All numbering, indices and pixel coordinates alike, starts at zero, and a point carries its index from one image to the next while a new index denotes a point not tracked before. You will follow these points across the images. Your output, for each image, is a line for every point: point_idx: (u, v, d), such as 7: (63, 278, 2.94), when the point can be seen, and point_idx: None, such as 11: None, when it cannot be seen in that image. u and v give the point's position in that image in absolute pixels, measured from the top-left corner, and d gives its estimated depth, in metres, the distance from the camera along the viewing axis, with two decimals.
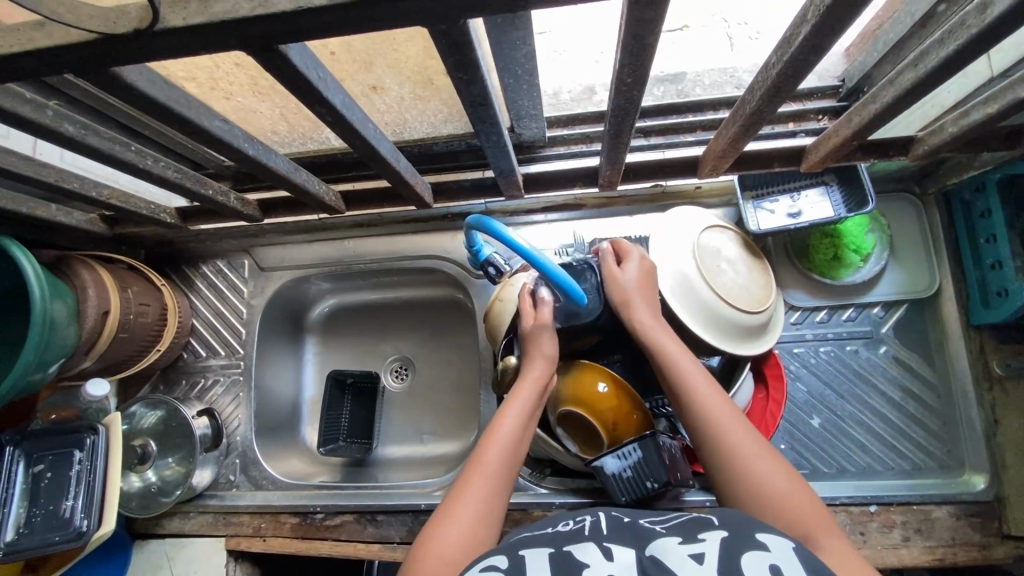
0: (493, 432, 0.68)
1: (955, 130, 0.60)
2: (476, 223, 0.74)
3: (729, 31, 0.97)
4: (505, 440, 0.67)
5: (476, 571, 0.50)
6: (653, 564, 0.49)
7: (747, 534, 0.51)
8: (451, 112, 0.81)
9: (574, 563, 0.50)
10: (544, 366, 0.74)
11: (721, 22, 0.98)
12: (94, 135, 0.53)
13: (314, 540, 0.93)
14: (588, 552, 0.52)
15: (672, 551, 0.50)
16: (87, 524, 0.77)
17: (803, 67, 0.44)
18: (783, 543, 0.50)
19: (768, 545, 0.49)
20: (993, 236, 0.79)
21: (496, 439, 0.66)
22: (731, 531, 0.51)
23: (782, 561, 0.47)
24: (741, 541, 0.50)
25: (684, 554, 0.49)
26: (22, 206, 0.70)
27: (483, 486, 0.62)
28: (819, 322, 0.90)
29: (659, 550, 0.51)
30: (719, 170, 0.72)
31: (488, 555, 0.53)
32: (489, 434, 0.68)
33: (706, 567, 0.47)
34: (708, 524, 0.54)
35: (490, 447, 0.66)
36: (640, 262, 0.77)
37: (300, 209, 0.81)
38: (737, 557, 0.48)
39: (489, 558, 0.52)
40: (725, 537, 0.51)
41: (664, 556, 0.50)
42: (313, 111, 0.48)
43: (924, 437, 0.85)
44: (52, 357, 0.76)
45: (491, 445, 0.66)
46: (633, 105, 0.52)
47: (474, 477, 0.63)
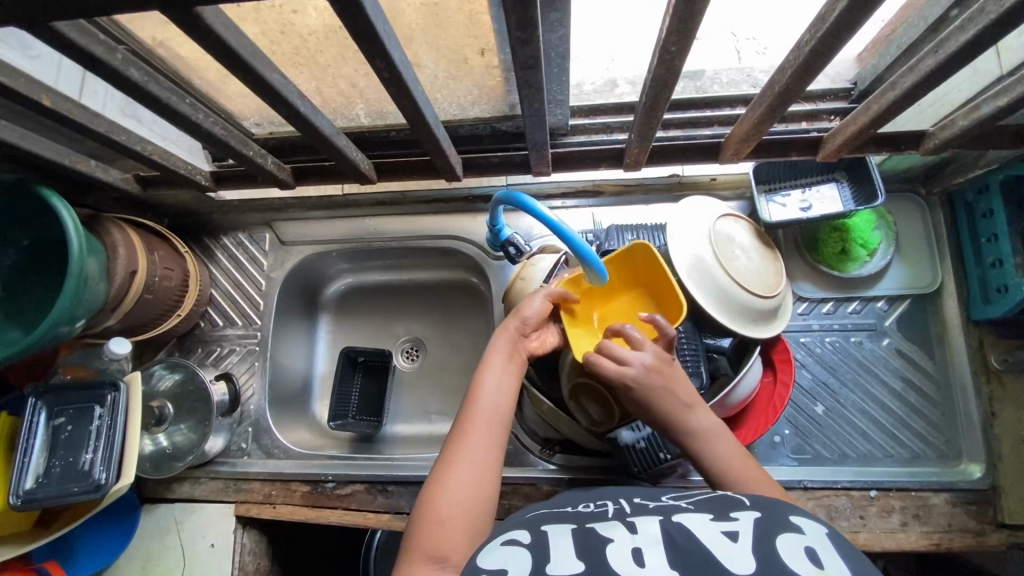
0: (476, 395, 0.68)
1: (966, 123, 0.64)
2: (505, 196, 0.77)
3: (739, 45, 0.96)
4: (489, 399, 0.67)
5: (499, 545, 0.54)
6: (681, 532, 0.52)
7: (780, 517, 0.53)
8: (481, 92, 0.84)
9: (599, 538, 0.53)
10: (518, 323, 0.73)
11: (730, 36, 0.97)
12: (155, 83, 0.55)
13: (324, 509, 0.94)
14: (615, 529, 0.55)
15: (704, 526, 0.53)
16: (106, 477, 0.78)
17: (834, 44, 0.47)
18: (815, 527, 0.53)
19: (802, 529, 0.52)
20: (995, 236, 0.83)
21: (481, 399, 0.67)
22: (763, 514, 0.54)
23: (815, 544, 0.50)
24: (775, 522, 0.52)
25: (717, 530, 0.52)
26: (64, 158, 0.72)
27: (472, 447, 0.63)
28: (826, 313, 0.93)
29: (689, 522, 0.54)
30: (739, 155, 0.75)
31: (506, 533, 0.57)
32: (472, 398, 0.68)
33: (739, 543, 0.50)
34: (738, 504, 0.56)
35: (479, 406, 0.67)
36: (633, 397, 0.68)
37: (331, 178, 0.83)
38: (770, 536, 0.50)
39: (509, 534, 0.56)
40: (757, 518, 0.53)
41: (694, 529, 0.53)
42: (372, 66, 0.51)
43: (924, 427, 0.88)
44: (82, 311, 0.78)
45: (477, 405, 0.67)
46: (672, 76, 0.56)
47: (462, 439, 0.64)
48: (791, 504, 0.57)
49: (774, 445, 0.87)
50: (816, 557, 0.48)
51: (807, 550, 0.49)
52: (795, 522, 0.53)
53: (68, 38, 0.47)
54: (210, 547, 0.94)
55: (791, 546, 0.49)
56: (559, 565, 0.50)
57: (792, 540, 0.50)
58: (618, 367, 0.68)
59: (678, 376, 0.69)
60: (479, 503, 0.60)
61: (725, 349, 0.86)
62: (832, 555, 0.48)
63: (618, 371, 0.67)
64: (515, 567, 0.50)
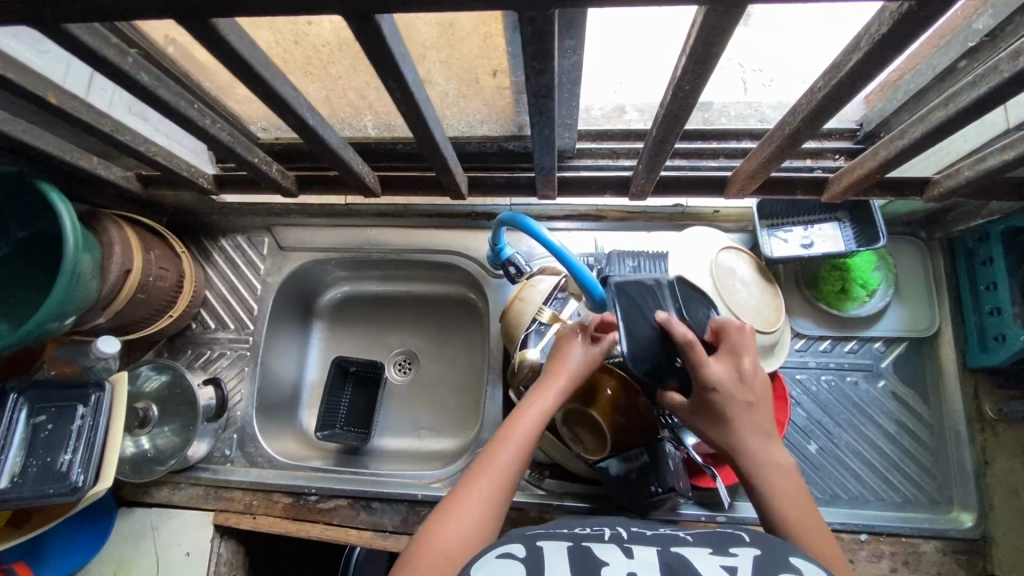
0: (505, 437, 0.66)
1: (969, 174, 0.64)
2: (509, 218, 0.77)
3: (745, 76, 0.97)
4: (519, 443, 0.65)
5: (493, 557, 0.52)
6: (678, 565, 0.51)
7: (779, 556, 0.52)
8: (489, 113, 0.85)
9: (594, 559, 0.52)
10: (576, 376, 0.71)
11: (737, 66, 0.98)
12: (165, 88, 0.55)
13: (306, 522, 0.92)
14: (610, 552, 0.54)
15: (702, 560, 0.52)
16: (84, 480, 0.76)
17: (847, 94, 0.48)
18: (816, 571, 0.50)
19: (802, 571, 0.50)
20: (994, 284, 0.84)
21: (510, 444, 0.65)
22: (764, 552, 0.52)
23: None
24: (777, 561, 0.51)
25: (716, 564, 0.51)
26: (67, 154, 0.72)
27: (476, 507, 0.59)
28: (823, 351, 0.92)
29: (686, 555, 0.53)
30: (746, 191, 0.75)
31: (504, 543, 0.54)
32: (493, 446, 0.65)
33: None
34: (739, 540, 0.55)
35: (506, 445, 0.65)
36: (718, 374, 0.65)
37: (335, 189, 0.83)
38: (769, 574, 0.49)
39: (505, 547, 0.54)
40: (757, 555, 0.52)
41: (691, 561, 0.51)
42: (385, 85, 0.51)
43: (918, 473, 0.87)
44: (72, 309, 0.77)
45: (502, 448, 0.64)
46: (685, 113, 0.56)
47: (470, 489, 0.61)
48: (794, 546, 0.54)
49: None
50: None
51: None
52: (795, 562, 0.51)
53: (82, 42, 0.47)
54: (185, 556, 0.92)
55: None
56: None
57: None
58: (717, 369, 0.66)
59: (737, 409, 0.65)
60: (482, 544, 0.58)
61: None
62: None
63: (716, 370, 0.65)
64: None
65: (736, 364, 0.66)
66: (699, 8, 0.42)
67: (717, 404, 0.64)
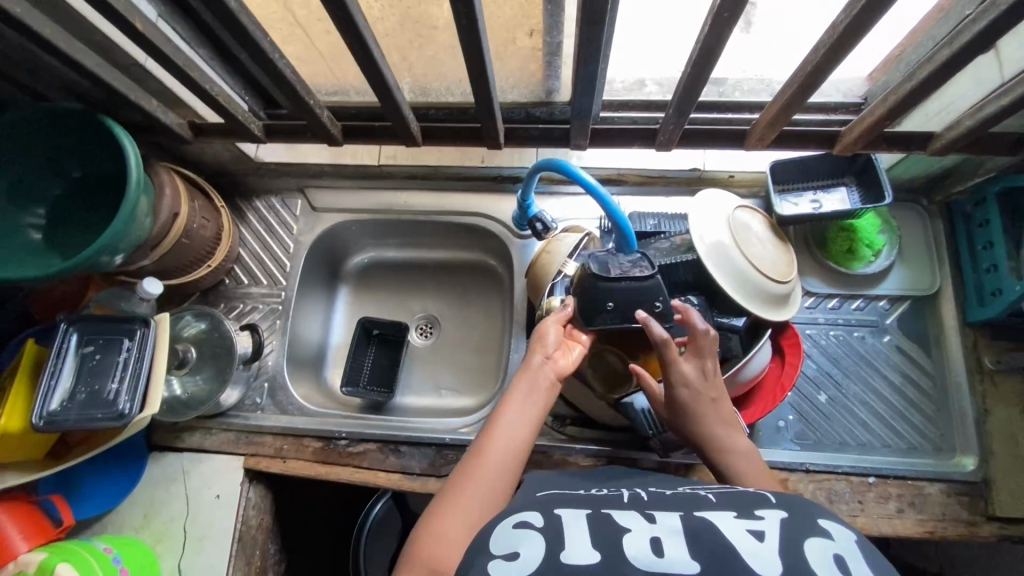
0: (492, 431, 0.70)
1: (969, 123, 0.71)
2: (546, 163, 0.83)
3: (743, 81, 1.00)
4: (505, 433, 0.69)
5: (511, 526, 0.57)
6: (706, 529, 0.54)
7: (807, 519, 0.55)
8: (523, 76, 0.91)
9: (616, 527, 0.56)
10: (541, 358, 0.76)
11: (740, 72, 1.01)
12: (245, 15, 0.60)
13: (335, 465, 0.95)
14: (633, 518, 0.57)
15: (730, 524, 0.55)
16: (130, 407, 0.79)
17: (866, 23, 0.54)
18: (841, 533, 0.55)
19: (830, 534, 0.54)
20: (991, 243, 0.89)
21: (498, 438, 0.68)
22: (791, 515, 0.56)
23: (842, 552, 0.52)
24: (804, 525, 0.54)
25: (743, 529, 0.54)
26: (132, 93, 0.77)
27: (487, 472, 0.66)
28: (831, 308, 0.98)
29: (712, 517, 0.56)
30: (764, 141, 0.81)
31: (519, 512, 0.59)
32: (497, 414, 0.72)
33: (766, 544, 0.52)
34: (764, 502, 0.58)
35: (506, 414, 0.71)
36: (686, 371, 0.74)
37: (378, 139, 0.88)
38: (798, 540, 0.53)
39: (520, 515, 0.58)
40: (784, 517, 0.55)
41: (719, 525, 0.55)
42: (453, 10, 0.56)
43: (921, 422, 0.92)
44: (125, 245, 0.81)
45: (503, 417, 0.71)
46: (720, 44, 0.65)
47: (479, 457, 0.67)
48: (822, 508, 0.59)
49: (778, 428, 0.91)
50: (843, 565, 0.50)
51: (835, 557, 0.51)
52: (823, 526, 0.55)
53: None
54: (215, 498, 0.95)
55: (820, 552, 0.51)
56: (573, 554, 0.52)
57: (822, 545, 0.52)
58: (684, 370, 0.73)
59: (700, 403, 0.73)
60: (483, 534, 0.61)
61: (739, 328, 0.87)
62: (860, 564, 0.50)
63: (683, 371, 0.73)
64: (528, 550, 0.53)
65: (699, 365, 0.74)
66: None
67: (685, 399, 0.73)
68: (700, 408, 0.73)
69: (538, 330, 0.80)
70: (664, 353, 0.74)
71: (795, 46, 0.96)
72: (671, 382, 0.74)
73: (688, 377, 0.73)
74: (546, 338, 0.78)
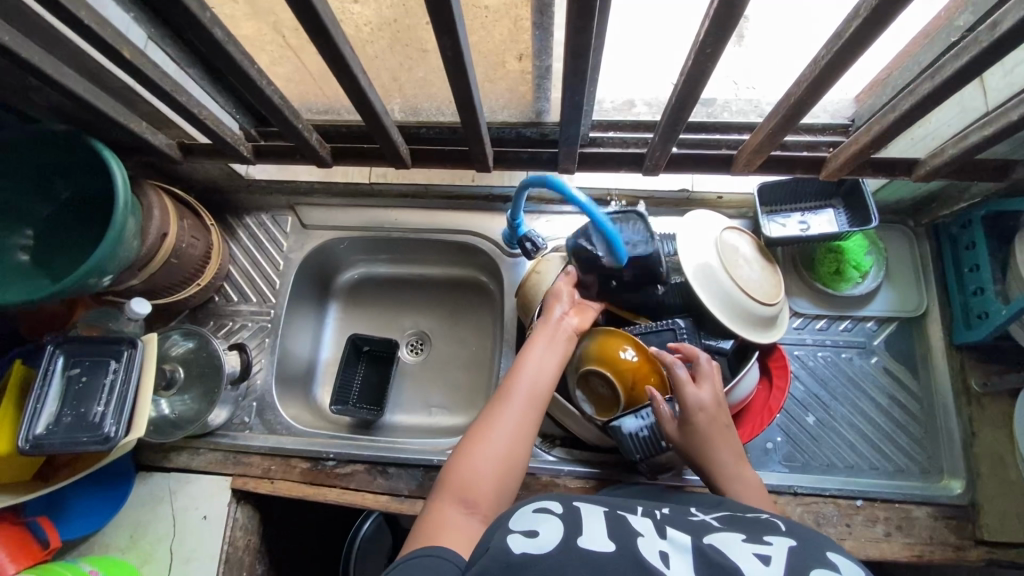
0: (515, 375, 0.76)
1: (954, 152, 0.71)
2: (536, 180, 0.83)
3: (739, 93, 0.96)
4: (526, 378, 0.75)
5: (531, 509, 0.60)
6: (712, 551, 0.54)
7: (817, 551, 0.53)
8: (511, 98, 0.92)
9: (629, 530, 0.57)
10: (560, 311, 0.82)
11: (732, 84, 0.97)
12: (233, 46, 0.60)
13: (323, 486, 0.94)
14: (645, 525, 0.59)
15: (736, 548, 0.54)
16: (115, 431, 0.79)
17: (848, 60, 0.54)
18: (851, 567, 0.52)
19: (840, 568, 0.51)
20: (977, 265, 0.90)
21: (522, 382, 0.74)
22: (800, 545, 0.54)
23: None
24: (813, 554, 0.53)
25: (749, 552, 0.53)
26: (121, 116, 0.76)
27: (513, 414, 0.72)
28: (819, 329, 0.98)
29: (720, 542, 0.55)
30: (752, 165, 0.82)
31: (539, 500, 0.63)
32: (522, 360, 0.77)
33: (771, 568, 0.51)
34: (775, 531, 0.58)
35: (529, 363, 0.77)
36: (701, 395, 0.76)
37: (367, 162, 0.88)
38: (804, 568, 0.51)
39: (541, 502, 0.62)
40: (792, 547, 0.54)
41: (725, 550, 0.54)
42: (439, 44, 0.56)
43: (909, 444, 0.92)
44: (113, 266, 0.80)
45: (525, 363, 0.77)
46: (703, 77, 0.63)
47: (506, 400, 0.73)
48: (834, 542, 0.56)
49: (766, 450, 0.91)
50: None
51: None
52: (833, 560, 0.53)
53: None
54: (203, 519, 0.94)
55: None
56: (591, 540, 0.55)
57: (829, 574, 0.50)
58: (698, 393, 0.76)
59: (715, 428, 0.76)
60: (507, 468, 0.68)
61: (726, 351, 0.88)
62: None
63: (697, 394, 0.76)
64: (546, 530, 0.56)
65: (712, 391, 0.77)
66: None
67: (702, 425, 0.75)
68: (715, 437, 0.75)
69: (551, 289, 0.86)
70: (675, 376, 0.77)
71: (781, 70, 0.96)
72: (687, 408, 0.76)
73: (703, 401, 0.76)
74: (561, 295, 0.85)
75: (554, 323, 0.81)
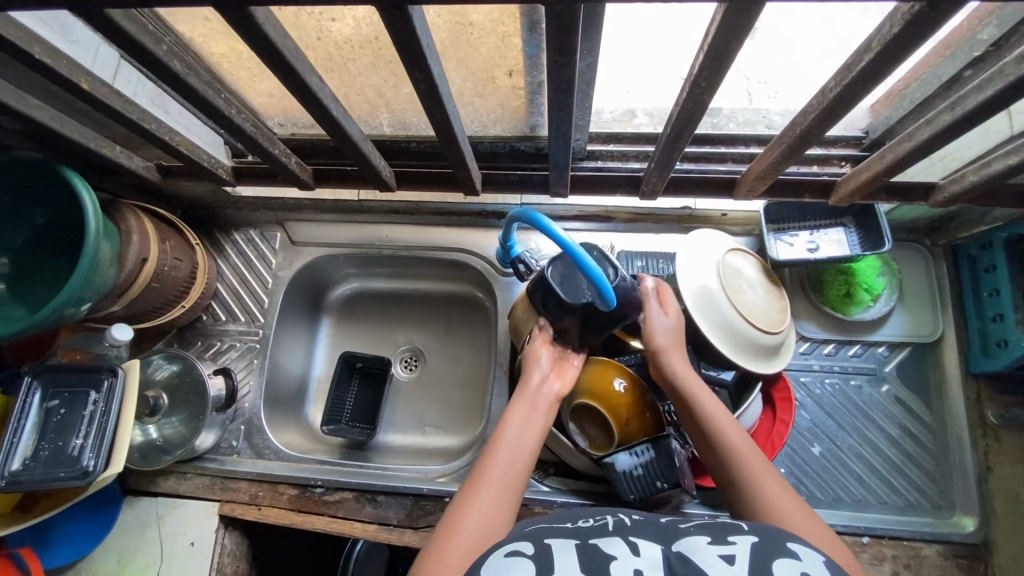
0: (495, 442, 0.69)
1: (974, 179, 0.66)
2: (520, 214, 0.78)
3: (750, 88, 0.91)
4: (502, 460, 0.67)
5: (502, 556, 0.54)
6: (681, 563, 0.51)
7: (777, 542, 0.53)
8: (503, 113, 0.87)
9: (602, 555, 0.53)
10: (538, 381, 0.76)
11: (741, 77, 0.91)
12: (195, 76, 0.56)
13: (311, 514, 0.92)
14: (616, 546, 0.54)
15: (703, 551, 0.52)
16: (94, 465, 0.76)
17: (857, 94, 0.50)
18: (809, 553, 0.53)
19: (798, 555, 0.52)
20: (997, 290, 0.85)
21: (502, 450, 0.68)
22: (761, 539, 0.54)
23: (810, 570, 0.50)
24: (773, 547, 0.53)
25: (714, 553, 0.52)
26: (91, 142, 0.73)
27: (496, 486, 0.64)
28: (826, 355, 0.94)
29: (688, 549, 0.53)
30: (755, 191, 0.77)
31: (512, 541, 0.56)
32: (501, 427, 0.71)
33: (736, 568, 0.50)
34: (736, 527, 0.56)
35: (509, 430, 0.70)
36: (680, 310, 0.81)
37: (351, 183, 0.85)
38: (767, 563, 0.50)
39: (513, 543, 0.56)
40: (755, 542, 0.53)
41: (693, 556, 0.52)
42: (411, 77, 0.53)
43: (920, 477, 0.87)
44: (90, 295, 0.77)
45: (507, 429, 0.70)
46: (700, 110, 0.58)
47: (486, 469, 0.66)
48: (788, 530, 0.57)
49: None
50: None
51: None
52: (792, 548, 0.53)
53: (120, 26, 0.48)
54: (190, 546, 0.92)
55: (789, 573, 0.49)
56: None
57: (790, 565, 0.50)
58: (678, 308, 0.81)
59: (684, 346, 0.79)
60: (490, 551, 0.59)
61: (726, 382, 0.86)
62: None
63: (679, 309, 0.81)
64: None
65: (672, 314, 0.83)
66: (718, 6, 0.43)
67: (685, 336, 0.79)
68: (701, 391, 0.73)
69: (529, 351, 0.80)
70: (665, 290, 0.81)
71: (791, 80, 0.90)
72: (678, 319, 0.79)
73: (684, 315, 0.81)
74: (540, 358, 0.79)
75: (531, 395, 0.75)
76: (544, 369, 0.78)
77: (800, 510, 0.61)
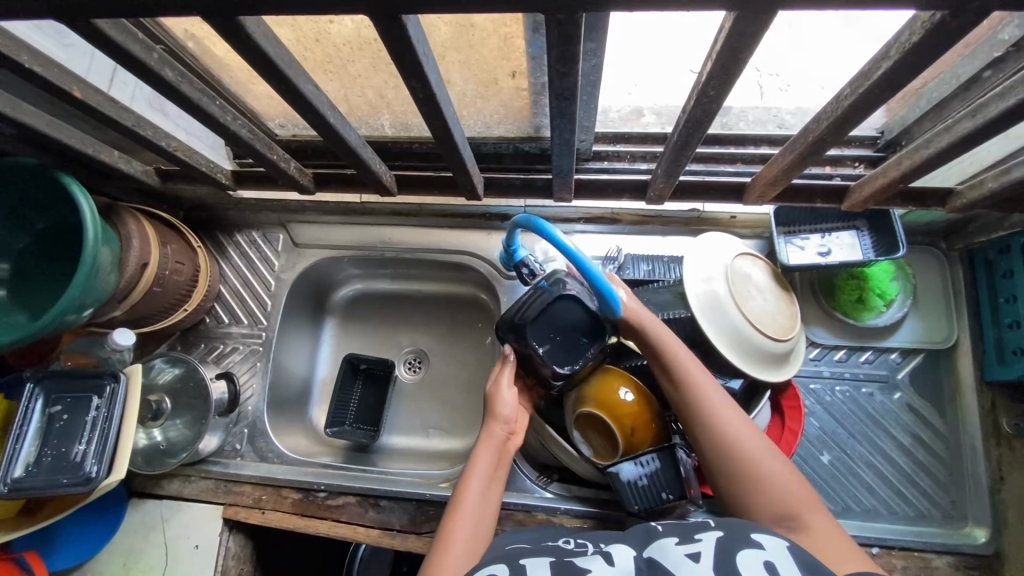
0: (467, 488, 0.69)
1: (993, 186, 0.63)
2: (524, 221, 0.77)
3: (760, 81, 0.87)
4: (469, 520, 0.66)
5: None
6: (651, 567, 0.53)
7: (742, 534, 0.54)
8: (506, 114, 0.85)
9: (576, 568, 0.54)
10: (504, 431, 0.76)
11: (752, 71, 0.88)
12: (188, 84, 0.55)
13: (314, 518, 0.92)
14: (591, 560, 0.55)
15: (670, 553, 0.53)
16: (97, 471, 0.76)
17: (873, 103, 0.47)
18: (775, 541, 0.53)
19: (762, 543, 0.52)
20: (1014, 297, 0.82)
21: (473, 498, 0.68)
22: (727, 533, 0.54)
23: (775, 559, 0.51)
24: (737, 539, 0.53)
25: (681, 554, 0.53)
26: (89, 148, 0.72)
27: (470, 536, 0.65)
28: (837, 361, 0.92)
29: (657, 552, 0.54)
30: (765, 197, 0.75)
31: (488, 565, 0.57)
32: (471, 469, 0.71)
33: (701, 566, 0.51)
34: (703, 525, 0.57)
35: (479, 473, 0.71)
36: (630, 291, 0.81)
37: (351, 187, 0.84)
38: (732, 556, 0.51)
39: (489, 569, 0.56)
40: (720, 537, 0.54)
41: (661, 558, 0.53)
42: (408, 86, 0.52)
43: (931, 486, 0.86)
44: (91, 301, 0.77)
45: (476, 473, 0.70)
46: (708, 118, 0.56)
47: (459, 517, 0.66)
48: (754, 522, 0.57)
49: None
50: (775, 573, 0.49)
51: (766, 566, 0.50)
52: (757, 539, 0.54)
53: (109, 36, 0.46)
54: (194, 549, 0.93)
55: (752, 565, 0.50)
56: None
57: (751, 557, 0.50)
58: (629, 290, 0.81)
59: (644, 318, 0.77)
60: None
61: (734, 391, 0.83)
62: (792, 569, 0.49)
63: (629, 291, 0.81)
64: None
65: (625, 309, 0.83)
66: (728, 14, 0.41)
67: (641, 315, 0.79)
68: (691, 369, 0.70)
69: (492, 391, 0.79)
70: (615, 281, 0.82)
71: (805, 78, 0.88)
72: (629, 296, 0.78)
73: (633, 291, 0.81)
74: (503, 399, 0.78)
75: (496, 446, 0.74)
76: (507, 414, 0.77)
77: (786, 501, 0.61)
